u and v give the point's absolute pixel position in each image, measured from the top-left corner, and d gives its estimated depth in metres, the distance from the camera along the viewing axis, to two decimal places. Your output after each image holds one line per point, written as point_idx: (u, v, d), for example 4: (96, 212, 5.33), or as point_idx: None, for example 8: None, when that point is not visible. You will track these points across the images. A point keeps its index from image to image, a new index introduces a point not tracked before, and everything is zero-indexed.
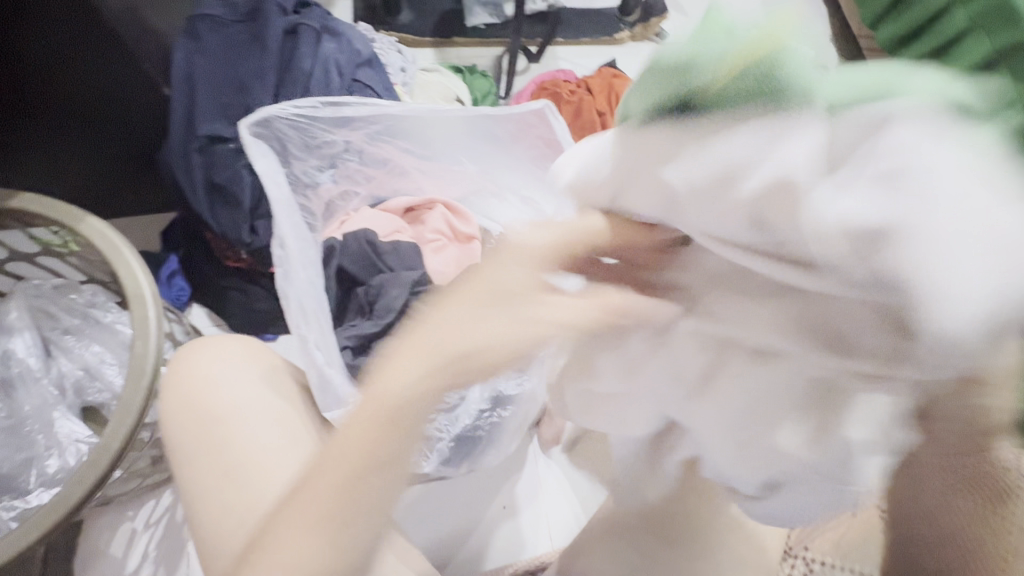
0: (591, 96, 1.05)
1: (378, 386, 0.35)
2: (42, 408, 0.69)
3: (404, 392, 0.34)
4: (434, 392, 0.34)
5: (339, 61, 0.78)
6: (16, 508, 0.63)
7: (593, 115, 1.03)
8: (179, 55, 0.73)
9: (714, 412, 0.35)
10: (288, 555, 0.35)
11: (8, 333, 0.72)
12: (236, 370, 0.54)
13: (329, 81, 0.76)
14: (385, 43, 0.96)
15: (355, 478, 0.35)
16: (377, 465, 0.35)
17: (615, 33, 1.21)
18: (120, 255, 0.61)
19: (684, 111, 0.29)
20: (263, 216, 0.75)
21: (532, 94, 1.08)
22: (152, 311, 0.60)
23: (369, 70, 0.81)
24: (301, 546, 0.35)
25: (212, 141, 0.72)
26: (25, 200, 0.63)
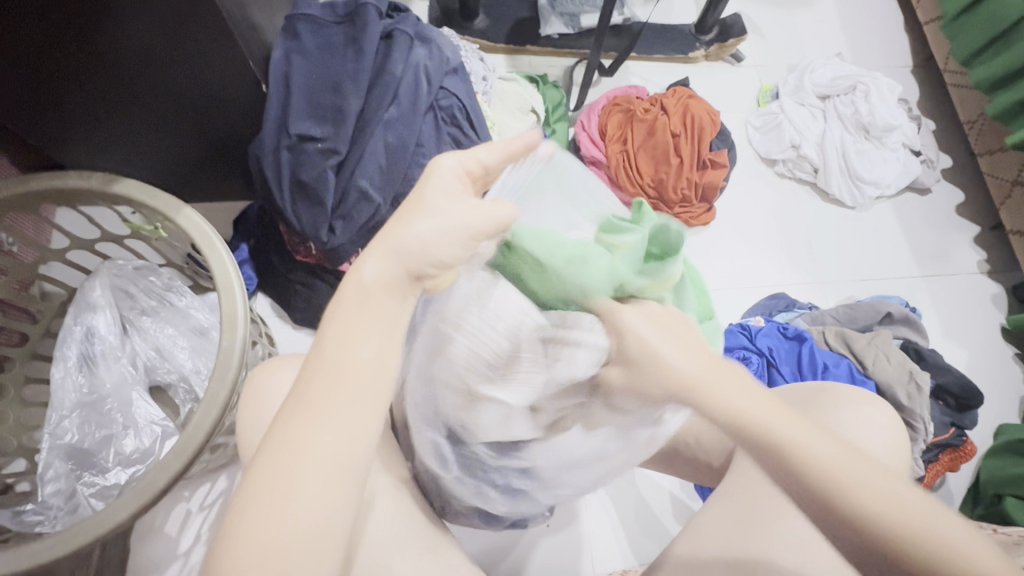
0: (665, 115, 1.06)
1: (340, 307, 0.36)
2: (121, 386, 0.71)
3: (364, 290, 0.36)
4: (391, 288, 0.36)
5: (428, 68, 0.79)
6: (96, 484, 0.66)
7: (667, 135, 1.04)
8: (279, 53, 0.75)
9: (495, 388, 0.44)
10: (283, 488, 0.32)
11: (91, 309, 0.74)
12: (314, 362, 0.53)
13: (418, 90, 0.78)
14: (467, 49, 0.95)
15: (332, 385, 0.34)
16: (348, 366, 0.35)
17: (691, 52, 1.22)
18: (212, 246, 0.63)
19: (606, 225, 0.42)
20: (343, 216, 0.77)
21: (604, 110, 1.09)
22: (238, 308, 0.61)
23: (454, 79, 0.83)
24: (293, 475, 0.32)
25: (301, 141, 0.74)
26: (126, 185, 0.64)
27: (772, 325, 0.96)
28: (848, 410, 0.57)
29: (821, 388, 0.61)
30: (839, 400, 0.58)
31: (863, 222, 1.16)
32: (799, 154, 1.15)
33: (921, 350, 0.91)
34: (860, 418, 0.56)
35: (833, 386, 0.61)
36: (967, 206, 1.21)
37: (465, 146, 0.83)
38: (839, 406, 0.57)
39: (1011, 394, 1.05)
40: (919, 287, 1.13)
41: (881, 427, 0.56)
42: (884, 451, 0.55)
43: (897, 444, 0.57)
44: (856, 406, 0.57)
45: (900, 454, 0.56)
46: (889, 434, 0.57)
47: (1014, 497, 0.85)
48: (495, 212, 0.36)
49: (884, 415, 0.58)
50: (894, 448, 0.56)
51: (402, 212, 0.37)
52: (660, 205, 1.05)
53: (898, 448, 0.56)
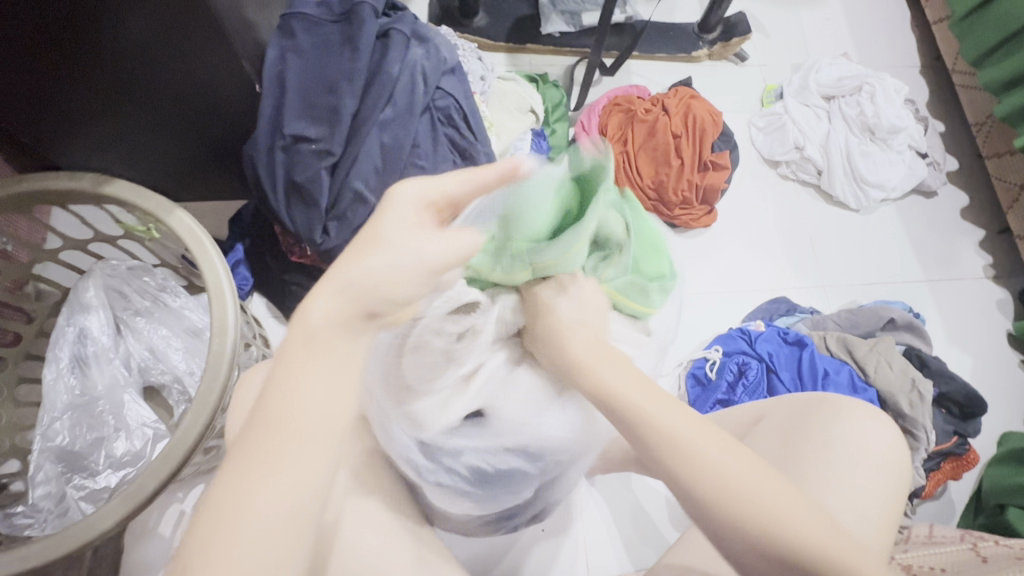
0: (667, 116, 1.04)
1: (289, 345, 0.36)
2: (113, 388, 0.70)
3: (315, 329, 0.35)
4: (342, 326, 0.36)
5: (425, 69, 0.78)
6: (86, 487, 0.65)
7: (668, 136, 1.02)
8: (274, 52, 0.74)
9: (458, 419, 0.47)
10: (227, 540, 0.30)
11: (85, 310, 0.74)
12: None
13: (414, 90, 0.76)
14: (466, 49, 0.93)
15: (279, 426, 0.33)
16: (295, 402, 0.34)
17: (694, 51, 1.20)
18: (203, 249, 0.62)
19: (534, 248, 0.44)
20: (338, 218, 0.76)
21: (605, 111, 1.08)
22: (229, 312, 0.61)
23: (451, 80, 0.81)
24: (238, 525, 0.31)
25: (296, 141, 0.73)
26: (117, 187, 0.64)
27: (773, 330, 0.94)
28: (846, 423, 0.56)
29: (819, 398, 0.60)
30: (839, 413, 0.57)
31: (867, 225, 1.14)
32: (803, 155, 1.13)
33: (925, 357, 0.89)
34: (859, 432, 0.55)
35: (831, 396, 0.60)
36: (973, 210, 1.19)
37: (462, 148, 0.82)
38: (836, 418, 0.56)
39: (1015, 402, 1.04)
40: (924, 292, 1.11)
41: (880, 441, 0.55)
42: (880, 463, 0.54)
43: (896, 457, 0.56)
44: (854, 418, 0.56)
45: (898, 467, 0.55)
46: (886, 447, 0.56)
47: (1017, 508, 0.84)
48: (458, 243, 0.38)
49: (883, 428, 0.57)
50: (892, 462, 0.55)
51: (358, 244, 0.38)
52: (660, 206, 1.04)
53: (897, 461, 0.55)
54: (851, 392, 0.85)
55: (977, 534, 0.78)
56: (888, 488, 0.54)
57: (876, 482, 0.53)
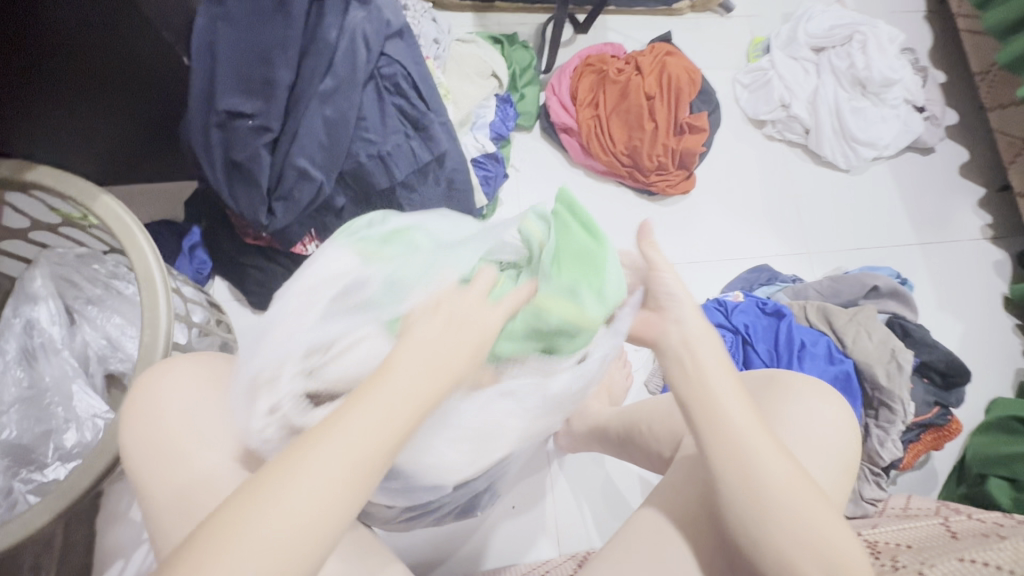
0: (639, 76, 0.99)
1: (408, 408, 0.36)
2: (61, 380, 0.70)
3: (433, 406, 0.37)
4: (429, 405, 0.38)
5: (367, 33, 0.72)
6: (35, 481, 0.65)
7: (640, 98, 0.97)
8: (201, 20, 0.68)
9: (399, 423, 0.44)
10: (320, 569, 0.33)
11: (33, 301, 0.72)
12: (199, 404, 0.47)
13: (355, 56, 0.71)
14: (418, 9, 0.87)
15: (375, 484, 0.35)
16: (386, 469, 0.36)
17: (674, 3, 1.12)
18: (131, 235, 0.60)
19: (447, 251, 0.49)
20: (283, 198, 0.73)
21: (576, 72, 1.02)
22: (162, 304, 0.58)
23: (396, 44, 0.76)
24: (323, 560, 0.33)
25: (231, 117, 0.69)
26: (40, 174, 0.61)
27: (751, 300, 0.90)
28: (797, 406, 0.53)
29: (773, 377, 0.57)
30: (790, 393, 0.55)
31: (858, 187, 1.08)
32: (790, 114, 1.07)
33: (908, 326, 0.85)
34: (806, 408, 0.53)
35: (786, 376, 0.57)
36: (972, 167, 1.12)
37: (413, 118, 0.78)
38: (789, 398, 0.54)
39: (1007, 367, 1.00)
40: (916, 256, 1.06)
41: (828, 420, 0.53)
42: (828, 448, 0.52)
43: (846, 434, 0.53)
44: (808, 401, 0.54)
45: (847, 446, 0.53)
46: (840, 427, 0.53)
47: (998, 478, 0.82)
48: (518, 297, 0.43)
49: (835, 406, 0.54)
50: (843, 442, 0.53)
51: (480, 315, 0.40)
52: (635, 173, 0.99)
53: (845, 436, 0.53)
54: (827, 363, 0.82)
55: (953, 506, 0.76)
56: (838, 469, 0.52)
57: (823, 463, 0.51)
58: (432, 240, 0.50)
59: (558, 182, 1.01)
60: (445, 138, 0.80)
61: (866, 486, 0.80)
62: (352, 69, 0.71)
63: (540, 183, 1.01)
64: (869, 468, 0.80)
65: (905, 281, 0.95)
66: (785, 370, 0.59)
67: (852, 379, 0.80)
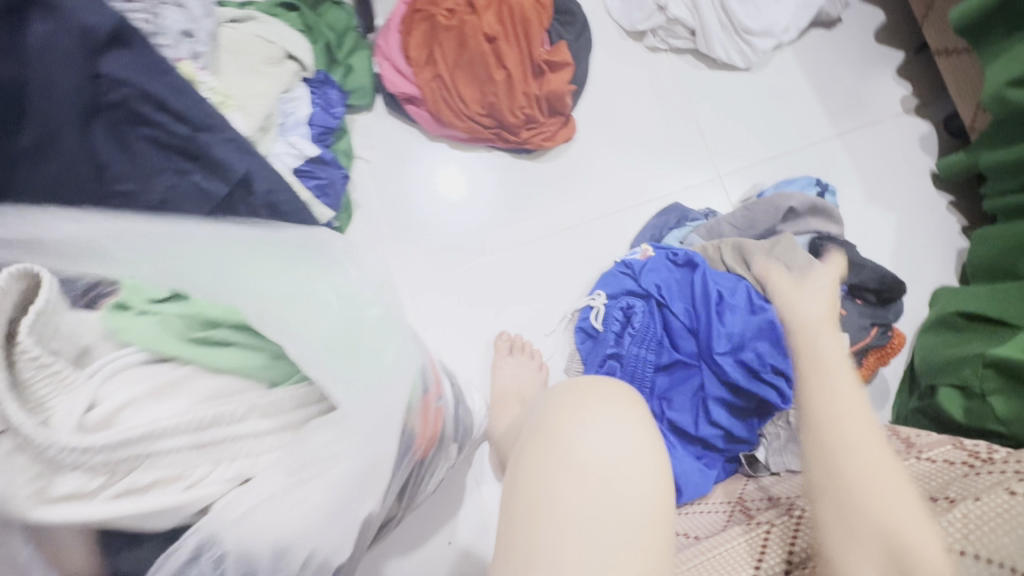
0: (475, 15, 0.82)
1: None
2: None
3: None
4: None
5: (65, 53, 0.52)
6: None
7: (479, 42, 0.81)
8: None
9: (228, 508, 0.36)
10: None
11: None
12: None
13: (56, 90, 0.52)
14: None
15: None
16: None
17: None
18: None
19: (137, 307, 0.42)
20: None
21: (403, 25, 0.83)
22: None
23: (116, 56, 0.55)
24: None
25: None
26: None
27: (665, 258, 0.79)
28: (593, 429, 0.43)
29: (544, 420, 0.46)
30: (561, 442, 0.42)
31: (764, 84, 0.94)
32: (669, 17, 0.90)
33: (832, 247, 0.75)
34: (577, 459, 0.41)
35: (564, 398, 0.47)
36: (887, 30, 0.97)
37: (181, 147, 0.60)
38: (580, 426, 0.43)
39: (949, 249, 0.92)
40: (836, 150, 0.94)
41: (627, 455, 0.42)
42: (642, 465, 0.42)
43: (654, 470, 0.42)
44: (592, 417, 0.44)
45: (659, 484, 0.42)
46: (640, 432, 0.44)
47: (949, 387, 0.75)
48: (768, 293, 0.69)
49: (632, 429, 0.43)
50: (656, 482, 0.42)
51: None
52: (502, 133, 0.84)
53: (654, 470, 0.42)
54: (748, 313, 0.72)
55: (904, 434, 0.69)
56: (658, 499, 0.42)
57: (651, 469, 0.42)
58: (157, 272, 0.43)
59: (429, 167, 0.86)
60: (238, 158, 0.62)
61: None
62: (49, 108, 0.52)
63: (395, 175, 0.85)
64: None
65: (826, 188, 0.85)
66: (553, 399, 0.47)
67: (777, 328, 0.70)
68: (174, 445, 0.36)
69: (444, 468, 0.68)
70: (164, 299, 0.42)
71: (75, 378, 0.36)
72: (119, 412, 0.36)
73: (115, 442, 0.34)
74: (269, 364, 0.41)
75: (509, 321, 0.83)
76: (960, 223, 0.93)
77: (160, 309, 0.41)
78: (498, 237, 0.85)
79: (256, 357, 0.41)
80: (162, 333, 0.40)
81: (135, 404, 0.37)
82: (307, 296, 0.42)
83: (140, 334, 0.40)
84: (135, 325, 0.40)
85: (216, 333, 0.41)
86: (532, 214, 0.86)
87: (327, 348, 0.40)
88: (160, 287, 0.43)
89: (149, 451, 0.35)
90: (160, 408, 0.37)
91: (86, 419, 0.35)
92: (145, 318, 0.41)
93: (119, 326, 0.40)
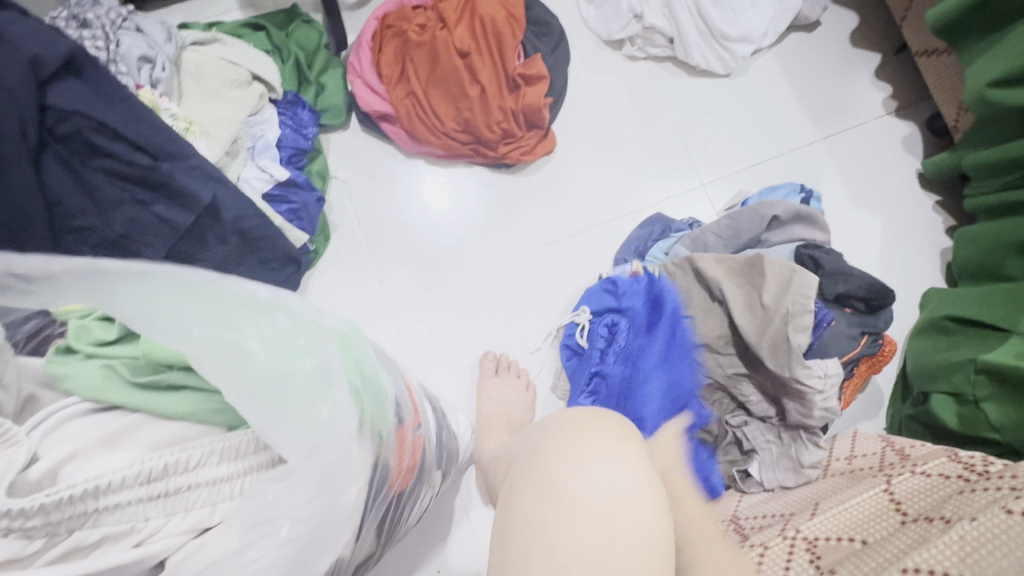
0: (447, 29, 0.81)
1: None
2: None
3: None
4: None
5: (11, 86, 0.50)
6: None
7: (452, 58, 0.80)
8: None
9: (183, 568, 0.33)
10: None
11: None
12: None
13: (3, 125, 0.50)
14: (112, 19, 0.65)
15: None
16: None
17: None
18: None
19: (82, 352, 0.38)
20: None
21: (374, 42, 0.82)
22: None
23: (65, 84, 0.53)
24: None
25: None
26: None
27: (642, 288, 0.77)
28: (590, 466, 0.40)
29: (539, 454, 0.43)
30: (555, 483, 0.40)
31: (744, 90, 0.93)
32: (645, 26, 0.89)
33: (817, 255, 0.73)
34: (572, 500, 0.39)
35: (560, 431, 0.44)
36: (866, 31, 0.97)
37: (141, 177, 0.58)
38: (577, 465, 0.40)
39: (938, 251, 0.91)
40: (818, 154, 0.93)
41: (622, 492, 0.39)
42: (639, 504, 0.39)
43: (652, 506, 0.40)
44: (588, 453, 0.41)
45: (659, 521, 0.39)
46: (637, 466, 0.41)
47: (941, 394, 0.73)
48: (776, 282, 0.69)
49: (630, 465, 0.41)
50: (654, 518, 0.39)
51: None
52: (479, 148, 0.83)
53: (653, 507, 0.40)
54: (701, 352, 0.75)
55: (898, 445, 0.67)
56: (658, 538, 0.39)
57: (649, 507, 0.40)
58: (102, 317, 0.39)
59: (405, 184, 0.84)
60: (202, 187, 0.60)
61: (805, 450, 0.70)
62: None
63: (371, 194, 0.83)
64: (807, 428, 0.71)
65: (810, 193, 0.83)
66: (550, 431, 0.45)
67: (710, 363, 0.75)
68: (123, 495, 0.33)
69: (428, 497, 0.65)
70: (113, 341, 0.39)
71: (15, 434, 0.33)
72: (62, 460, 0.33)
73: (55, 501, 0.31)
74: (222, 407, 0.38)
75: (492, 341, 0.81)
76: (947, 224, 0.92)
77: (108, 353, 0.38)
78: (479, 255, 0.83)
79: (209, 400, 0.38)
80: (110, 378, 0.37)
81: (77, 451, 0.34)
82: (262, 334, 0.37)
83: (86, 381, 0.37)
84: (81, 372, 0.37)
85: (170, 374, 0.38)
86: (513, 231, 0.84)
87: (255, 394, 0.36)
88: (107, 329, 0.39)
89: (96, 507, 0.32)
90: (107, 455, 0.34)
91: (23, 477, 0.32)
92: (91, 363, 0.38)
93: (62, 373, 0.37)
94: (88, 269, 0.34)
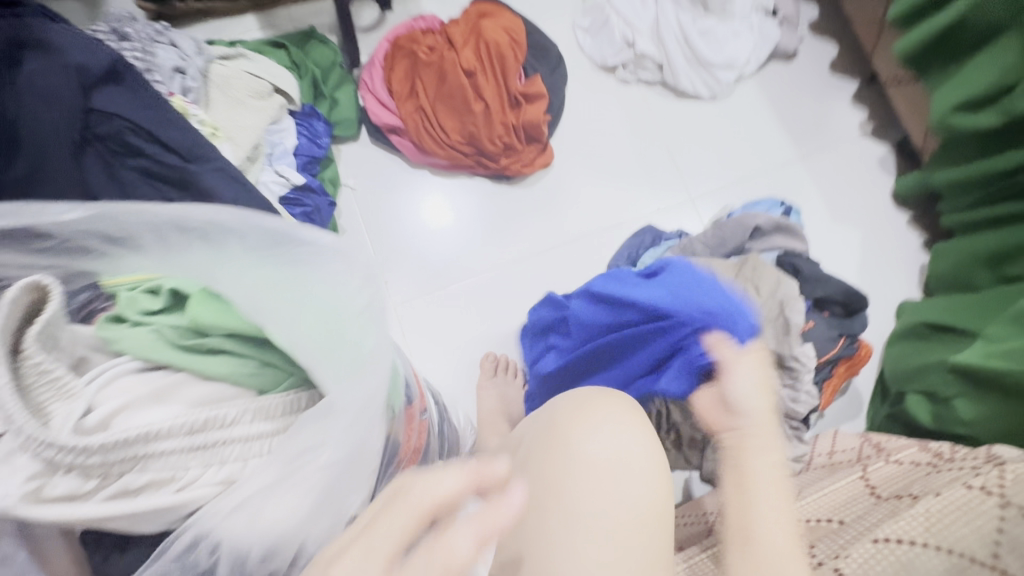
0: (454, 51, 0.87)
1: None
2: None
3: None
4: None
5: (60, 90, 0.55)
6: None
7: (458, 76, 0.86)
8: None
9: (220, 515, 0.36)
10: None
11: None
12: None
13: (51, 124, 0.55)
14: (149, 34, 0.70)
15: None
16: None
17: None
18: None
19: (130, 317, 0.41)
20: None
21: (386, 62, 0.88)
22: None
23: (108, 91, 0.59)
24: None
25: None
26: None
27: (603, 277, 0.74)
28: (598, 432, 0.44)
29: (553, 424, 0.47)
30: (568, 447, 0.44)
31: (729, 113, 1.00)
32: (636, 52, 0.97)
33: (797, 263, 0.79)
34: (585, 461, 0.43)
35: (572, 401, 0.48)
36: (841, 62, 1.05)
37: (169, 176, 0.62)
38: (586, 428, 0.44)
39: (912, 264, 0.97)
40: (799, 172, 0.99)
41: (628, 451, 0.43)
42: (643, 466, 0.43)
43: (653, 471, 0.43)
44: (599, 421, 0.45)
45: (658, 484, 0.43)
46: (642, 436, 0.44)
47: (916, 394, 0.78)
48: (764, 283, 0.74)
49: (636, 432, 0.44)
50: (655, 483, 0.43)
51: None
52: (482, 160, 0.88)
53: (654, 471, 0.43)
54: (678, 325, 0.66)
55: (874, 440, 0.72)
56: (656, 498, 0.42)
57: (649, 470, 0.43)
58: (152, 285, 0.42)
59: (413, 193, 0.89)
60: (226, 187, 0.63)
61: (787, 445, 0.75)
62: (45, 141, 0.55)
63: (381, 202, 0.88)
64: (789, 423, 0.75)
65: (790, 208, 0.89)
66: (564, 402, 0.48)
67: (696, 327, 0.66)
68: (167, 445, 0.36)
69: None
70: (157, 306, 0.41)
71: (74, 386, 0.36)
72: (111, 412, 0.36)
73: (113, 443, 0.34)
74: (257, 371, 0.40)
75: (493, 342, 0.85)
76: (920, 239, 0.98)
77: (152, 319, 0.41)
78: (481, 260, 0.88)
79: (246, 364, 0.40)
80: (157, 340, 0.40)
81: (123, 405, 0.36)
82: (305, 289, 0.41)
83: (135, 342, 0.39)
84: (131, 334, 0.40)
85: (207, 340, 0.40)
86: (513, 237, 0.89)
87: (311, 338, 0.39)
88: (154, 295, 0.41)
89: (143, 452, 0.35)
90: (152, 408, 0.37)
91: (82, 423, 0.35)
92: (139, 327, 0.40)
93: (113, 337, 0.40)
94: (172, 223, 0.41)
